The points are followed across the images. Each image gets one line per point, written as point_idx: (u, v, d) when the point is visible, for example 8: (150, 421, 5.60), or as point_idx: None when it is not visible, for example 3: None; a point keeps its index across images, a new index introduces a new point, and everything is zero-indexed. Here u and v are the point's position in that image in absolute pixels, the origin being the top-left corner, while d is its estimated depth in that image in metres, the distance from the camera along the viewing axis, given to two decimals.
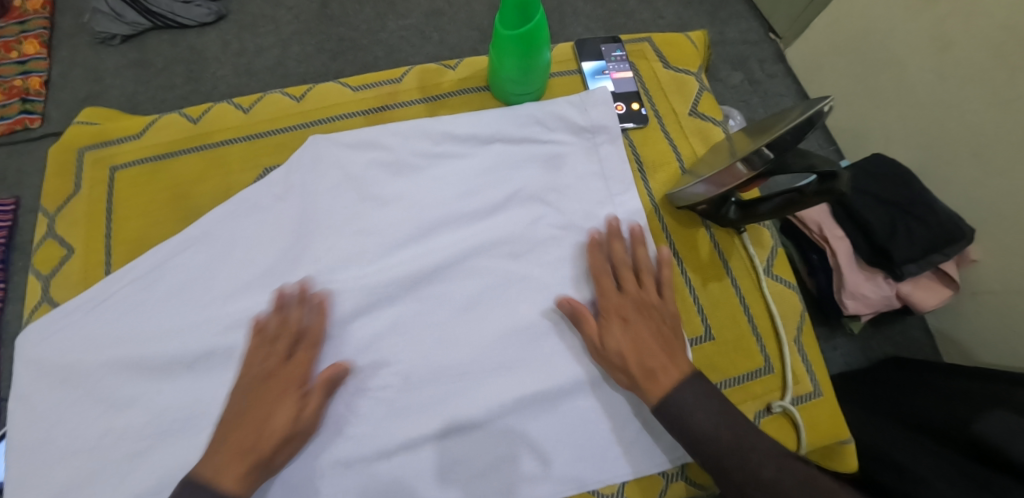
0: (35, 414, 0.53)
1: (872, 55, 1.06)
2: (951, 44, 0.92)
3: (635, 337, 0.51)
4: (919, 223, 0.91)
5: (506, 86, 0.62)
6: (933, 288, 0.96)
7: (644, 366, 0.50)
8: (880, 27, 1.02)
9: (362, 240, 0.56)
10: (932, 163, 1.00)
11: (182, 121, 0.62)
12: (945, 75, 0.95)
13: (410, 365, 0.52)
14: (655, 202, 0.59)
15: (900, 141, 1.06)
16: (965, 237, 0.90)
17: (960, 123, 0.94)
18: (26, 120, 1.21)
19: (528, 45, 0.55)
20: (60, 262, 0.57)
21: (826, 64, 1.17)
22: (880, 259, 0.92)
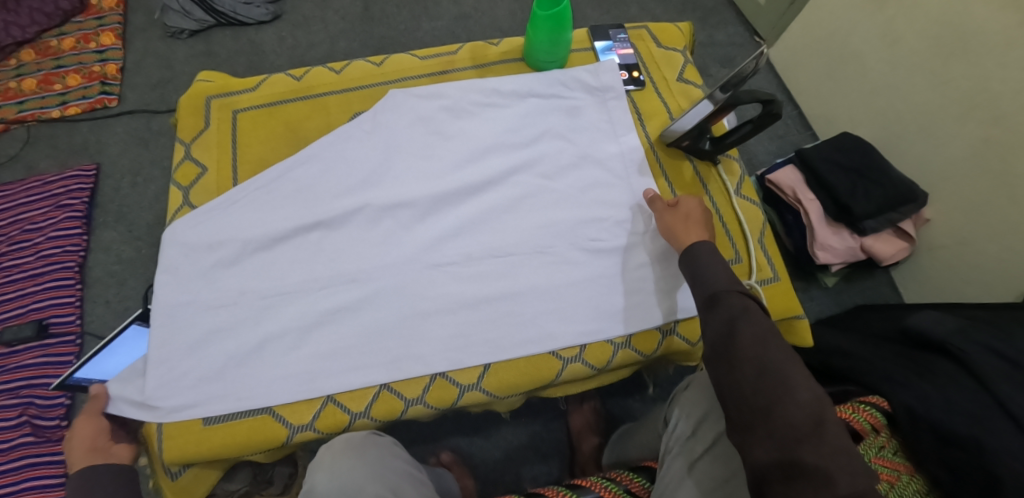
0: (176, 284, 0.67)
1: (839, 52, 1.27)
2: (898, 39, 1.13)
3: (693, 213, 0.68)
4: (876, 186, 1.11)
5: (536, 57, 0.80)
6: (892, 241, 1.16)
7: (690, 229, 0.66)
8: (844, 28, 1.24)
9: (432, 162, 0.74)
10: (889, 139, 1.20)
11: (289, 79, 0.81)
12: (895, 64, 1.15)
13: (472, 250, 0.70)
14: (650, 140, 0.78)
15: (863, 123, 1.26)
16: (916, 200, 1.11)
17: (908, 103, 1.15)
18: (105, 100, 1.39)
19: (556, 25, 0.74)
20: (197, 177, 0.74)
21: (802, 63, 1.38)
22: (842, 214, 1.12)
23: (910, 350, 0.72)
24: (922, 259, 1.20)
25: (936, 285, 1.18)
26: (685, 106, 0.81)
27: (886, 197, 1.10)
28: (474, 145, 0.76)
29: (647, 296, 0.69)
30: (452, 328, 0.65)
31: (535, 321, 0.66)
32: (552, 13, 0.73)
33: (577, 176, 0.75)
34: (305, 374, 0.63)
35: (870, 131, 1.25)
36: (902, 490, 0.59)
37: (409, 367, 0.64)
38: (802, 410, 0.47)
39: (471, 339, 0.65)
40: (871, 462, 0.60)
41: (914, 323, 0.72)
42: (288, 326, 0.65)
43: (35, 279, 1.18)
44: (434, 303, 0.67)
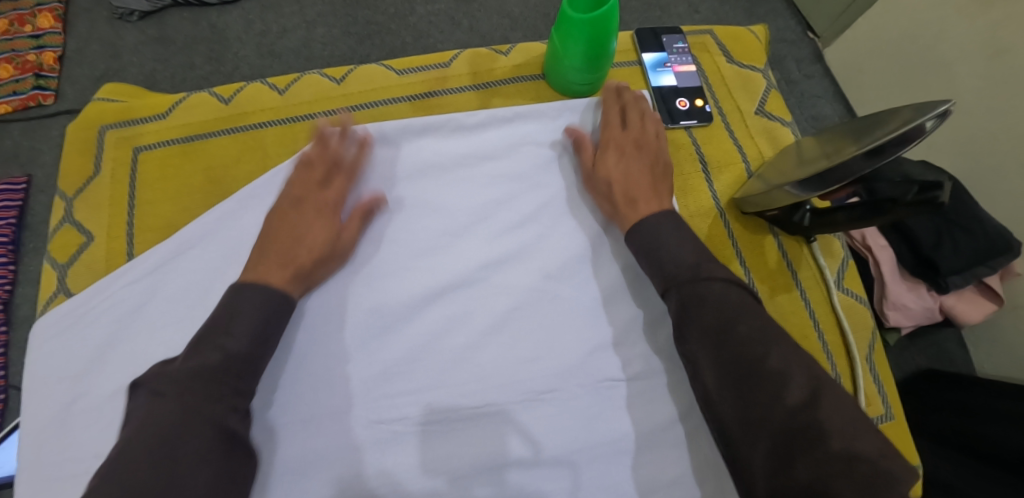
0: (44, 421, 0.49)
1: (915, 60, 0.93)
2: (1006, 51, 0.79)
3: (625, 169, 0.52)
4: (961, 231, 0.82)
5: (568, 76, 0.57)
6: (975, 301, 0.88)
7: (631, 188, 0.51)
8: (928, 30, 0.90)
9: (391, 238, 0.52)
10: (977, 179, 0.87)
11: (213, 100, 0.58)
12: (994, 84, 0.82)
13: (459, 376, 0.48)
14: (719, 204, 0.56)
15: (942, 151, 0.93)
16: (1013, 251, 0.80)
17: (1005, 137, 0.82)
18: (40, 96, 1.16)
19: (595, 37, 0.51)
20: (78, 250, 0.53)
21: (866, 65, 1.04)
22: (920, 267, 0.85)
23: None
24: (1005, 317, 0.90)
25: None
26: (766, 153, 0.58)
27: (973, 245, 0.81)
28: (453, 211, 0.54)
29: (708, 441, 0.48)
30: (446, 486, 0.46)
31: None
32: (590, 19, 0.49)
33: (601, 263, 0.53)
34: None
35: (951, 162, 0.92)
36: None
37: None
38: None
39: None
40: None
41: None
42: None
43: None
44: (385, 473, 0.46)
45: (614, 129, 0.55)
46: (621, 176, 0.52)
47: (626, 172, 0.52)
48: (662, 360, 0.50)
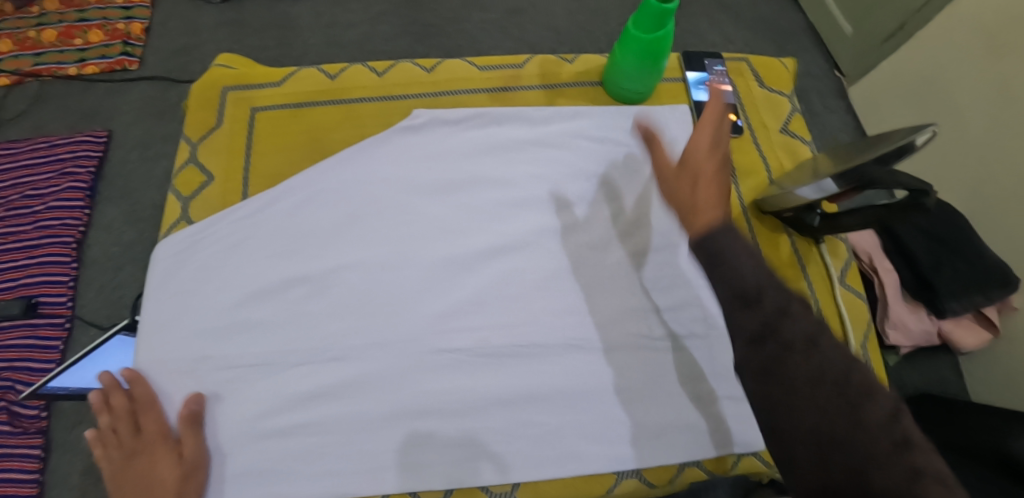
0: (155, 323, 0.57)
1: (930, 98, 1.03)
2: (1012, 95, 0.89)
3: (696, 187, 0.40)
4: (965, 260, 0.90)
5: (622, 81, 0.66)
6: (971, 330, 0.98)
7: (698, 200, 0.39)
8: (944, 71, 1.00)
9: (460, 201, 0.61)
10: (980, 210, 0.96)
11: (320, 76, 0.68)
12: (1000, 124, 0.91)
13: (512, 322, 0.56)
14: (743, 203, 0.65)
15: (948, 185, 1.02)
16: (1011, 283, 0.88)
17: (1007, 173, 0.91)
18: (125, 61, 1.28)
19: (649, 47, 0.60)
20: (200, 187, 0.63)
21: (883, 102, 1.14)
22: (921, 290, 0.93)
23: None
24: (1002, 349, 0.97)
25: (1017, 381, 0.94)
26: (787, 166, 0.67)
27: (976, 272, 0.89)
28: (515, 186, 0.63)
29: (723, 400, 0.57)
30: (468, 437, 0.52)
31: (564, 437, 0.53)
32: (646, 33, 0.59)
33: (640, 241, 0.61)
34: (295, 473, 0.51)
35: (956, 197, 1.01)
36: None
37: (407, 476, 0.51)
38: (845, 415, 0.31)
39: (487, 436, 0.53)
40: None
41: None
42: (267, 406, 0.53)
43: (29, 252, 1.10)
44: (445, 394, 0.53)
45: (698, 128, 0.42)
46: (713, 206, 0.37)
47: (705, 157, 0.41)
48: (686, 327, 0.58)
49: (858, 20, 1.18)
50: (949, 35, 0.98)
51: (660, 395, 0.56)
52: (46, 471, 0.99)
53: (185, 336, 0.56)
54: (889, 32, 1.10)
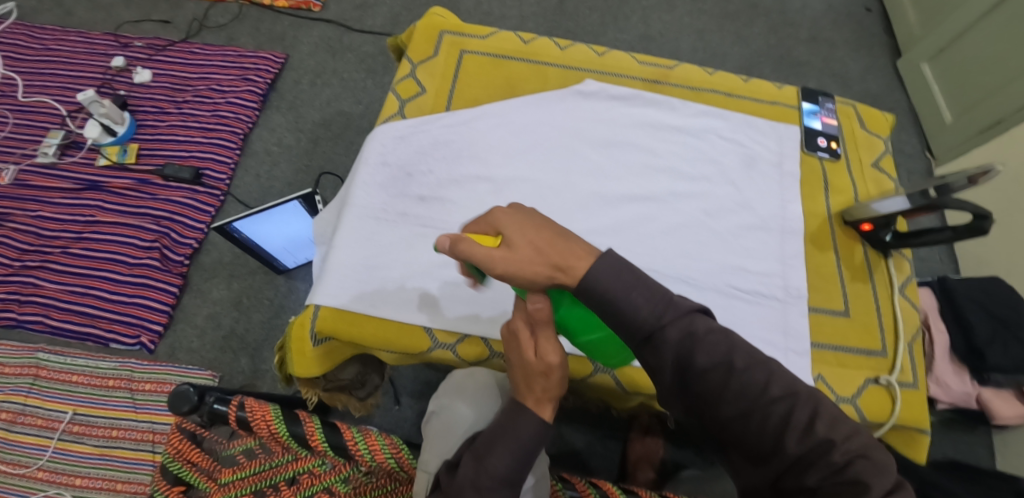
0: (367, 181, 0.75)
1: (1012, 195, 1.24)
2: None
3: (531, 239, 0.49)
4: (1018, 342, 1.08)
5: (614, 357, 0.61)
6: (1011, 402, 1.11)
7: (565, 281, 0.49)
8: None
9: (613, 153, 0.78)
10: None
11: (516, 39, 0.88)
12: None
13: (638, 249, 0.71)
14: (830, 212, 0.79)
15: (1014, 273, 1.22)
16: None
17: None
18: (312, 4, 1.53)
19: (582, 324, 0.57)
20: (414, 95, 0.82)
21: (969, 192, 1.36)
22: (972, 358, 1.09)
23: None
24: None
25: None
26: (873, 193, 0.81)
27: None
28: (659, 153, 0.78)
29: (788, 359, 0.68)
30: None
31: None
32: (570, 316, 0.56)
33: (744, 220, 0.76)
34: (457, 311, 0.68)
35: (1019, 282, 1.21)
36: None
37: None
38: (743, 397, 0.46)
39: None
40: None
41: None
42: (445, 260, 0.70)
43: (204, 133, 1.34)
44: None
45: (504, 216, 0.51)
46: (589, 278, 0.48)
47: (538, 235, 0.49)
48: (769, 291, 0.72)
49: (960, 110, 1.43)
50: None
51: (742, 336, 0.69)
52: (177, 306, 1.19)
53: (387, 195, 0.74)
54: (988, 124, 1.34)
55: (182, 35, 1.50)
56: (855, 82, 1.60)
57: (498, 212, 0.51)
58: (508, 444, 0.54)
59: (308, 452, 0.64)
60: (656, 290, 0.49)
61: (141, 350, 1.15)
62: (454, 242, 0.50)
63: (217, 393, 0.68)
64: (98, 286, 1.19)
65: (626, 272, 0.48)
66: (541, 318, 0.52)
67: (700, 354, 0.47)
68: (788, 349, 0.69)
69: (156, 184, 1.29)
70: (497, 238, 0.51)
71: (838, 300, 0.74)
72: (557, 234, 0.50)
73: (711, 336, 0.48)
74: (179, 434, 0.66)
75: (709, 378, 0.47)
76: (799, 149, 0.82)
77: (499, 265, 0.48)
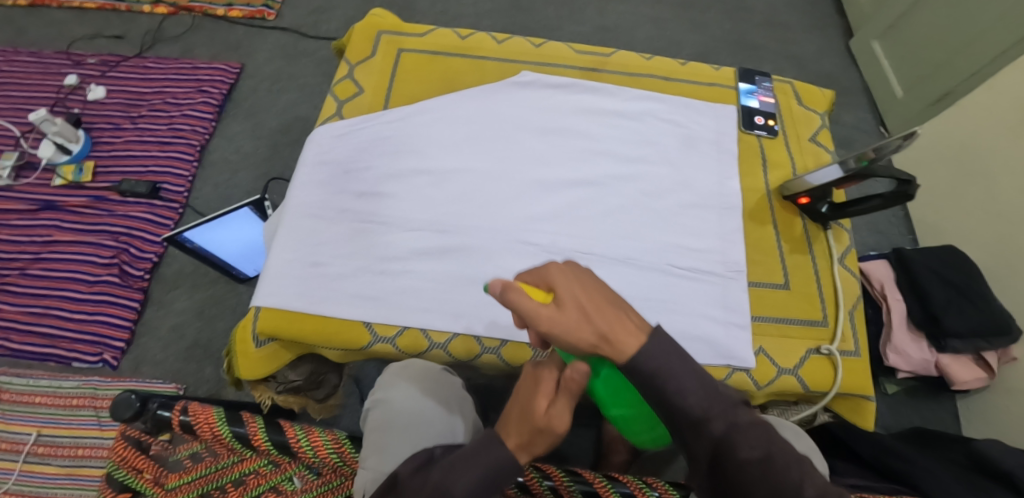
0: (306, 182, 0.76)
1: (967, 166, 1.27)
2: None
3: (584, 303, 0.46)
4: (974, 308, 1.09)
5: (642, 433, 0.57)
6: (970, 367, 1.13)
7: (603, 352, 0.46)
8: (981, 141, 1.24)
9: (551, 142, 0.78)
10: (998, 269, 1.18)
11: (454, 35, 0.88)
12: None
13: (579, 233, 0.72)
14: (768, 187, 0.80)
15: (972, 242, 1.25)
16: (1010, 333, 1.08)
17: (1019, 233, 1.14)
18: (265, 12, 1.53)
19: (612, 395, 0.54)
20: (353, 96, 0.83)
21: (925, 164, 1.39)
22: (929, 325, 1.11)
23: (983, 484, 0.74)
24: (995, 397, 1.16)
25: (1003, 428, 1.13)
26: (811, 166, 0.82)
27: (982, 320, 1.08)
28: (597, 140, 0.79)
29: (725, 332, 0.69)
30: None
31: None
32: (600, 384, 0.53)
33: (683, 199, 0.76)
34: (396, 305, 0.67)
35: (976, 251, 1.23)
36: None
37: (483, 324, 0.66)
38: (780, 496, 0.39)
39: None
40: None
41: (980, 450, 0.80)
42: (384, 255, 0.70)
43: (161, 146, 1.33)
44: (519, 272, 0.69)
45: (560, 270, 0.48)
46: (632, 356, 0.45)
47: (589, 298, 0.46)
48: (709, 267, 0.72)
49: (911, 85, 1.45)
50: (988, 108, 1.23)
51: (683, 314, 0.69)
52: (140, 320, 1.18)
53: (325, 195, 0.75)
54: (937, 97, 1.37)
55: (135, 49, 1.48)
56: (810, 63, 1.62)
57: (557, 268, 0.48)
58: (480, 469, 0.47)
59: (252, 453, 0.64)
60: (705, 378, 0.45)
61: (104, 367, 1.14)
62: (502, 287, 0.47)
63: (161, 399, 0.68)
64: (59, 305, 1.18)
65: (676, 350, 0.45)
66: (569, 380, 0.45)
67: (741, 442, 0.42)
68: (728, 323, 0.70)
69: (113, 200, 1.28)
70: (548, 295, 0.48)
71: (777, 273, 0.75)
72: (611, 305, 0.46)
73: (761, 430, 0.43)
74: (123, 441, 0.64)
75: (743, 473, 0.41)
76: (737, 127, 0.84)
77: (544, 324, 0.45)
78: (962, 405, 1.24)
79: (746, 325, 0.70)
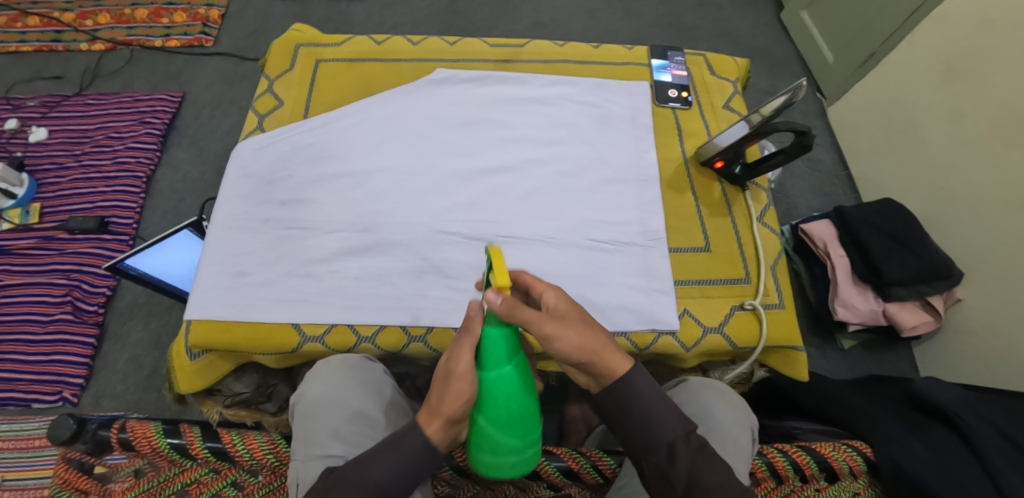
0: (230, 195, 0.77)
1: (898, 122, 1.31)
2: (962, 116, 1.16)
3: (578, 325, 0.50)
4: (912, 256, 1.13)
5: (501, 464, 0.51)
6: (917, 313, 1.16)
7: (596, 363, 0.51)
8: (908, 97, 1.28)
9: (468, 134, 0.80)
10: (936, 216, 1.22)
11: (371, 42, 0.90)
12: (953, 142, 1.18)
13: (499, 218, 0.74)
14: (684, 155, 0.82)
15: (910, 194, 1.28)
16: (949, 277, 1.12)
17: (953, 180, 1.18)
18: (203, 39, 1.54)
19: (515, 409, 0.49)
20: (273, 109, 0.85)
21: (860, 124, 1.43)
22: (872, 277, 1.14)
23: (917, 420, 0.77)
24: (945, 339, 1.20)
25: (956, 368, 1.17)
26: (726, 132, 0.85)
27: (920, 266, 1.12)
28: (513, 128, 0.81)
29: (648, 298, 0.71)
30: (459, 293, 0.69)
31: None
32: (503, 380, 0.49)
33: (601, 175, 0.79)
34: (323, 305, 0.69)
35: (914, 202, 1.27)
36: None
37: (410, 315, 0.68)
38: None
39: (469, 293, 0.69)
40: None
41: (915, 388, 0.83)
42: (309, 258, 0.71)
43: (107, 181, 1.33)
44: (443, 262, 0.71)
45: (534, 278, 0.53)
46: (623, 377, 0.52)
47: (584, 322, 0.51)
48: (629, 238, 0.74)
49: (839, 50, 1.49)
50: (909, 63, 1.28)
51: (606, 285, 0.71)
52: (98, 356, 1.18)
53: (250, 206, 0.76)
54: (864, 58, 1.40)
55: (75, 87, 1.49)
56: (744, 39, 1.66)
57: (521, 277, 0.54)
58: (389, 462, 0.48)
59: (192, 462, 0.64)
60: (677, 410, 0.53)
61: (65, 405, 1.13)
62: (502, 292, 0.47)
63: (99, 419, 0.66)
64: (14, 349, 1.17)
65: (657, 389, 0.52)
66: None
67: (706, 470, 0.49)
68: (651, 290, 0.72)
69: (62, 239, 1.27)
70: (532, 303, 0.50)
71: (698, 237, 0.77)
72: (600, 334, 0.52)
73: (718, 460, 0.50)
74: (65, 464, 0.63)
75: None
76: (651, 102, 0.86)
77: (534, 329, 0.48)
78: (916, 350, 1.27)
79: (669, 289, 0.72)
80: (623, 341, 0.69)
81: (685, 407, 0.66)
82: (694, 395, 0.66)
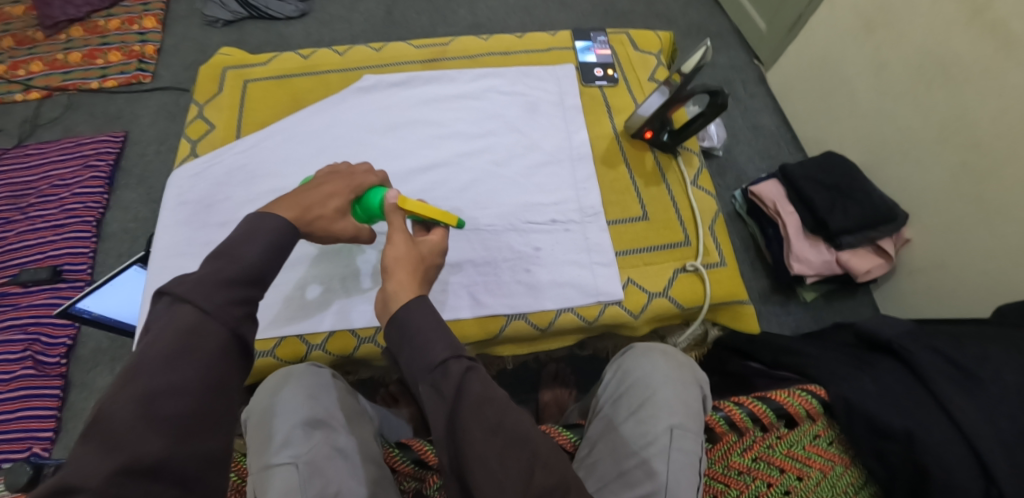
0: (170, 223, 0.77)
1: (828, 78, 1.36)
2: (884, 66, 1.20)
3: (416, 257, 0.54)
4: (854, 204, 1.17)
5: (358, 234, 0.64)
6: (869, 258, 1.19)
7: (388, 281, 0.52)
8: (834, 53, 1.32)
9: (399, 136, 0.81)
10: (873, 163, 1.26)
11: (297, 57, 0.90)
12: (881, 90, 1.21)
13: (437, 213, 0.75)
14: (616, 131, 0.84)
15: (849, 146, 1.32)
16: (892, 219, 1.16)
17: (886, 126, 1.22)
18: (141, 76, 1.52)
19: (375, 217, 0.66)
20: (205, 133, 0.85)
21: (795, 84, 1.47)
22: (820, 229, 1.18)
23: None
24: (899, 278, 1.24)
25: (913, 303, 1.21)
26: None
27: (863, 213, 1.15)
28: (443, 124, 0.83)
29: (591, 272, 0.73)
30: None
31: (469, 291, 0.71)
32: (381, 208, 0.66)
33: (534, 159, 0.80)
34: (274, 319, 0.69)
35: (854, 153, 1.31)
36: (833, 480, 0.67)
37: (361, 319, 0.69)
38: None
39: None
40: (804, 450, 0.67)
41: None
42: None
43: (56, 229, 1.30)
44: None
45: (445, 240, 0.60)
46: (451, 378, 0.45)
47: (414, 259, 0.54)
48: (566, 216, 0.76)
49: (769, 16, 1.52)
50: (831, 21, 1.31)
51: (549, 265, 0.73)
52: (65, 406, 1.16)
53: (189, 232, 0.76)
54: (793, 22, 1.43)
55: (15, 140, 1.46)
56: (679, 16, 1.70)
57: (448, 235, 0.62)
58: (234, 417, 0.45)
59: None
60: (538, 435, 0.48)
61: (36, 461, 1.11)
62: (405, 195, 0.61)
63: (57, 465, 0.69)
64: None
65: (437, 317, 0.49)
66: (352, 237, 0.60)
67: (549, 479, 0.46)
68: (592, 264, 0.73)
69: (14, 294, 1.24)
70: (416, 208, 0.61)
71: (635, 207, 0.79)
72: (411, 274, 0.52)
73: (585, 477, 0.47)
74: None
75: (474, 434, 0.44)
76: (578, 84, 0.88)
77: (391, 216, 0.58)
78: (875, 291, 1.31)
79: (610, 260, 0.74)
80: (571, 317, 0.71)
81: (633, 374, 0.68)
82: (639, 358, 0.69)
